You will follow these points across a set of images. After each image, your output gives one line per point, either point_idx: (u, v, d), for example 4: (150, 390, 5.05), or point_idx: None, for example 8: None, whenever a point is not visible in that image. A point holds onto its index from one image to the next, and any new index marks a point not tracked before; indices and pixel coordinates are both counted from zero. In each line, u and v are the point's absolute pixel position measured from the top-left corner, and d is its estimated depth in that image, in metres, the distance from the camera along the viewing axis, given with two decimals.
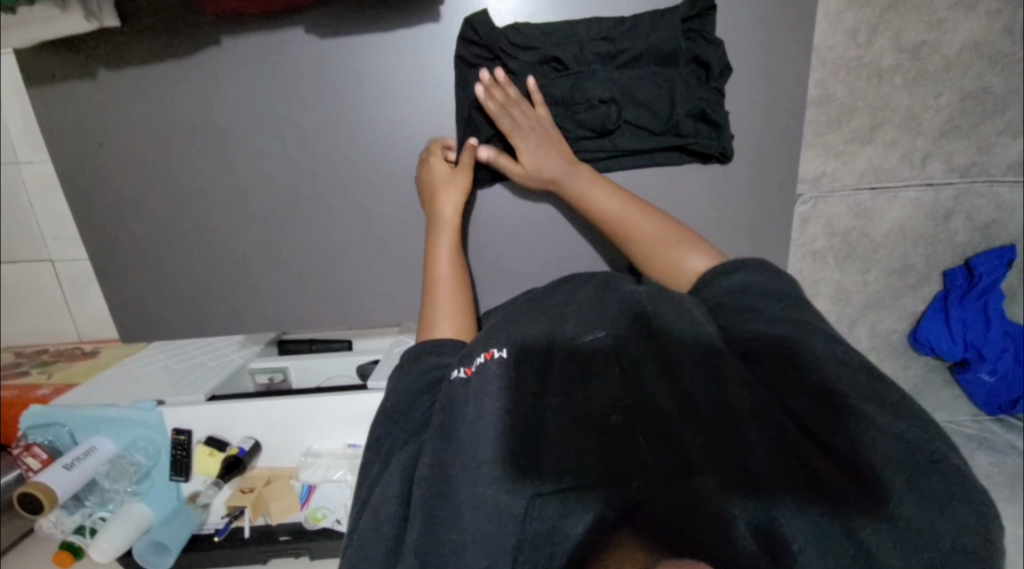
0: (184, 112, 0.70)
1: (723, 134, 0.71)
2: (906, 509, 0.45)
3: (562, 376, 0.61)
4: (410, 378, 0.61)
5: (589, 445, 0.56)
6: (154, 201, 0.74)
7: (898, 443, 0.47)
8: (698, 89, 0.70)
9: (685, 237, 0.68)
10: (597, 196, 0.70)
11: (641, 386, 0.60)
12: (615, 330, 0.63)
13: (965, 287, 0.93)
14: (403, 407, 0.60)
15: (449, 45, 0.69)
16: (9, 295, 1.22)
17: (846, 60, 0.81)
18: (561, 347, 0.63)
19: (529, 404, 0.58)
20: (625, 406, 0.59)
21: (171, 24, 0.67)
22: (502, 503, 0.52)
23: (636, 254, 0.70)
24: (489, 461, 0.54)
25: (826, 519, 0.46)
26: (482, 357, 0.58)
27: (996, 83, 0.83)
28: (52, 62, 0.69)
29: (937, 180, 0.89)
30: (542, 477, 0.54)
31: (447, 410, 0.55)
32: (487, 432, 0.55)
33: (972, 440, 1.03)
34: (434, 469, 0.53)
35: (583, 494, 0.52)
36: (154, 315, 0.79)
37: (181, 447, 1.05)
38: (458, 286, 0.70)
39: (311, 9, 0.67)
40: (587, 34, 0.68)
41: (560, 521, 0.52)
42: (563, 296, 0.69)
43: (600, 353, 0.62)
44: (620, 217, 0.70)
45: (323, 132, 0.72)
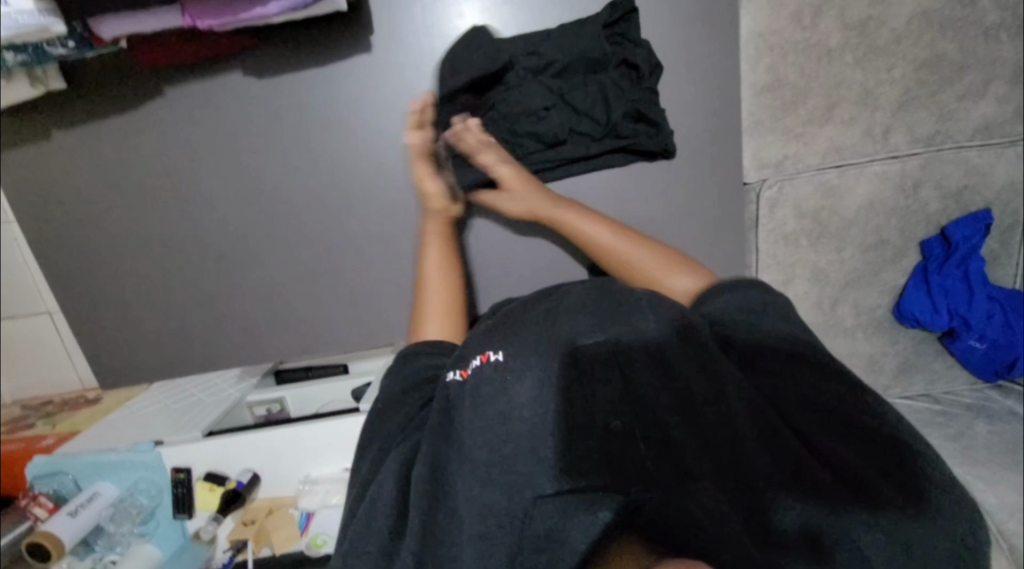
0: (139, 160, 0.72)
1: (662, 131, 0.73)
2: (894, 517, 0.46)
3: (558, 380, 0.54)
4: (404, 380, 0.60)
5: (589, 449, 0.52)
6: (123, 249, 0.76)
7: (878, 443, 0.49)
8: (633, 91, 0.72)
9: (663, 263, 0.69)
10: (590, 229, 0.72)
11: (641, 388, 0.56)
12: (617, 329, 0.58)
13: (942, 256, 0.92)
14: (388, 406, 0.58)
15: (384, 73, 0.71)
16: (12, 349, 1.25)
17: (793, 43, 0.81)
18: (559, 346, 0.56)
19: (530, 405, 0.53)
20: (624, 411, 0.55)
21: (126, 79, 0.70)
22: (500, 506, 0.49)
23: (622, 275, 0.71)
24: (484, 460, 0.51)
25: (840, 525, 0.47)
26: (477, 360, 0.55)
27: (950, 50, 0.83)
28: (18, 126, 0.72)
29: (902, 152, 0.88)
30: (545, 476, 0.49)
31: (443, 413, 0.53)
32: (481, 438, 0.52)
33: (971, 409, 1.01)
34: (432, 467, 0.51)
35: (577, 494, 0.47)
36: (134, 360, 0.81)
37: (181, 485, 1.07)
38: (451, 285, 0.72)
39: (249, 52, 0.69)
40: (517, 49, 0.70)
41: (560, 525, 0.46)
42: (556, 297, 0.63)
43: (598, 355, 0.56)
44: (606, 246, 0.71)
45: (273, 169, 0.73)
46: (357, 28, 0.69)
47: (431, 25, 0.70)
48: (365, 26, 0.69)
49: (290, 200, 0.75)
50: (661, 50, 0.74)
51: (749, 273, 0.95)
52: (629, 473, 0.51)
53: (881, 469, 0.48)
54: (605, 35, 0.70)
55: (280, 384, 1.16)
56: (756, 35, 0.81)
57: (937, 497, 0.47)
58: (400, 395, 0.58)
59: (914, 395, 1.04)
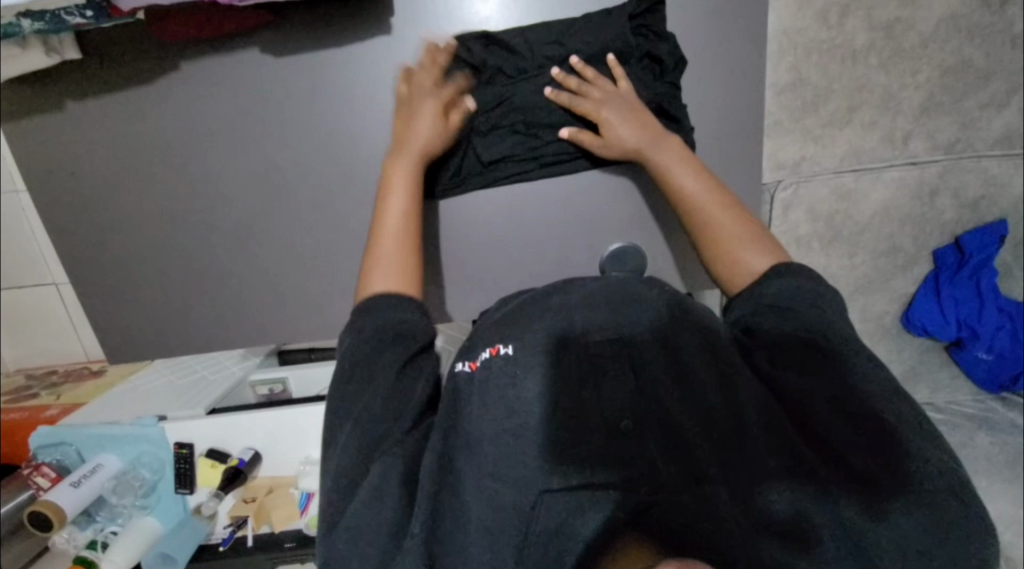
0: (150, 134, 0.72)
1: (683, 127, 0.72)
2: (896, 512, 0.46)
3: (570, 377, 0.52)
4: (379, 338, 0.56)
5: (595, 450, 0.49)
6: (132, 224, 0.76)
7: (886, 443, 0.47)
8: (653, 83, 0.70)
9: (743, 233, 0.63)
10: (682, 174, 0.66)
11: (651, 387, 0.52)
12: (626, 326, 0.55)
13: (955, 265, 0.91)
14: (366, 364, 0.54)
15: (402, 56, 0.70)
16: (17, 318, 1.25)
17: (818, 42, 0.80)
18: (567, 342, 0.54)
19: (536, 401, 0.51)
20: (635, 410, 0.51)
21: (141, 52, 0.69)
22: (505, 504, 0.48)
23: (707, 241, 0.65)
24: (491, 454, 0.50)
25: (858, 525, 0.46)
26: (488, 352, 0.54)
27: (976, 56, 0.81)
28: (29, 95, 0.71)
29: (921, 159, 0.87)
30: (551, 471, 0.48)
31: (449, 406, 0.54)
32: (489, 430, 0.51)
33: (973, 420, 1.01)
34: (439, 463, 0.51)
35: (585, 492, 0.48)
36: (139, 336, 0.81)
37: (184, 461, 1.08)
38: (408, 224, 0.65)
39: (265, 29, 0.68)
40: (538, 38, 0.69)
41: (568, 519, 0.47)
42: (567, 289, 0.58)
43: (608, 353, 0.53)
44: (698, 200, 0.65)
45: (286, 150, 0.73)
46: (376, 11, 0.69)
47: (452, 12, 0.70)
48: (385, 10, 0.69)
49: (302, 183, 0.74)
50: (682, 44, 0.73)
51: None
52: (639, 469, 0.48)
53: (887, 469, 0.47)
54: (628, 26, 0.69)
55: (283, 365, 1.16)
56: (780, 32, 0.80)
57: (939, 495, 0.46)
58: (376, 354, 0.55)
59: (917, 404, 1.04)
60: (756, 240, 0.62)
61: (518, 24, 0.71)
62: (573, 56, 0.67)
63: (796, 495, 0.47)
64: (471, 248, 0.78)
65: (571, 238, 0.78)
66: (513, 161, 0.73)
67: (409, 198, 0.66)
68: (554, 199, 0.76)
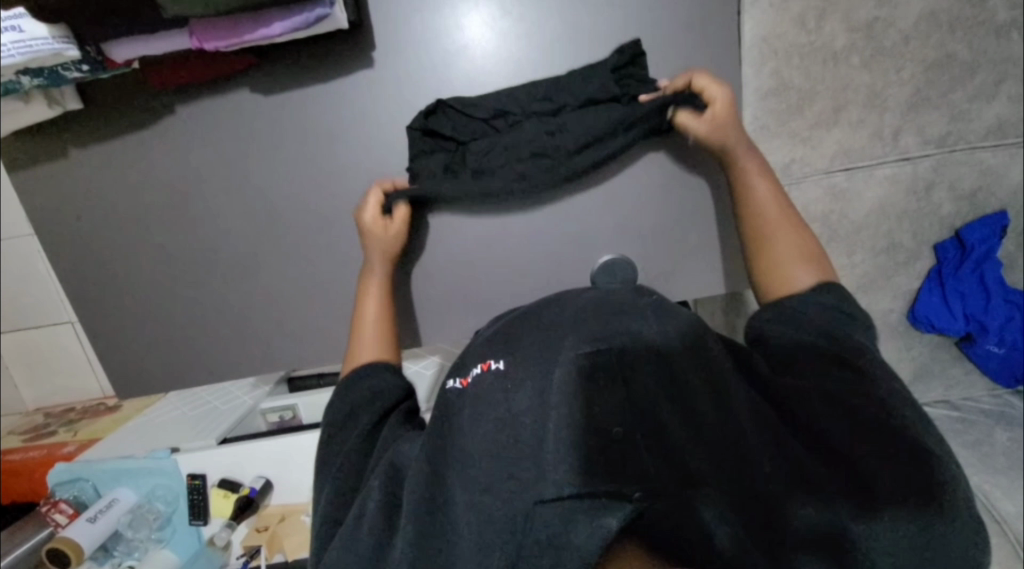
0: (152, 176, 0.75)
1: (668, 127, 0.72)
2: (895, 505, 0.46)
3: (560, 389, 0.50)
4: (355, 394, 0.64)
5: (591, 461, 0.47)
6: (135, 261, 0.78)
7: (889, 441, 0.47)
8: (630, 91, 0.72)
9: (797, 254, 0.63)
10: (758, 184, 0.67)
11: (643, 396, 0.50)
12: (619, 334, 0.52)
13: (958, 258, 0.90)
14: (344, 418, 0.62)
15: (386, 85, 0.73)
16: (36, 358, 1.29)
17: (798, 46, 0.81)
18: (561, 352, 0.52)
19: (531, 412, 0.51)
20: (632, 417, 0.49)
21: (140, 98, 0.72)
22: (497, 517, 0.48)
23: (771, 267, 0.64)
24: (482, 470, 0.50)
25: (843, 517, 0.47)
26: (478, 368, 0.56)
27: (959, 50, 0.81)
28: (39, 145, 0.74)
29: (913, 153, 0.87)
30: (545, 481, 0.47)
31: (442, 417, 0.56)
32: (482, 444, 0.51)
33: (990, 416, 0.99)
34: (432, 472, 0.53)
35: (589, 502, 0.45)
36: (148, 371, 0.83)
37: (197, 492, 1.09)
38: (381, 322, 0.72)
39: (255, 70, 0.71)
40: (527, 98, 0.72)
41: (564, 532, 0.45)
42: (560, 304, 0.59)
43: (604, 361, 0.51)
44: (765, 212, 0.66)
45: (278, 181, 0.75)
46: (359, 45, 0.72)
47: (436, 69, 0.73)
48: (368, 44, 0.71)
49: (295, 215, 0.76)
50: (660, 58, 0.75)
51: None
52: (637, 475, 0.46)
53: (891, 467, 0.47)
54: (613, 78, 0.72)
55: (292, 392, 1.16)
56: (760, 39, 0.81)
57: (923, 490, 0.46)
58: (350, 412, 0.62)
59: (932, 402, 1.02)
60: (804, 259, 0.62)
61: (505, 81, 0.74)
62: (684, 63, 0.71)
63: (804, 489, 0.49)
64: (461, 270, 0.80)
65: (564, 252, 0.79)
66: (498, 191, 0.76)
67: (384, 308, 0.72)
68: (543, 214, 0.78)
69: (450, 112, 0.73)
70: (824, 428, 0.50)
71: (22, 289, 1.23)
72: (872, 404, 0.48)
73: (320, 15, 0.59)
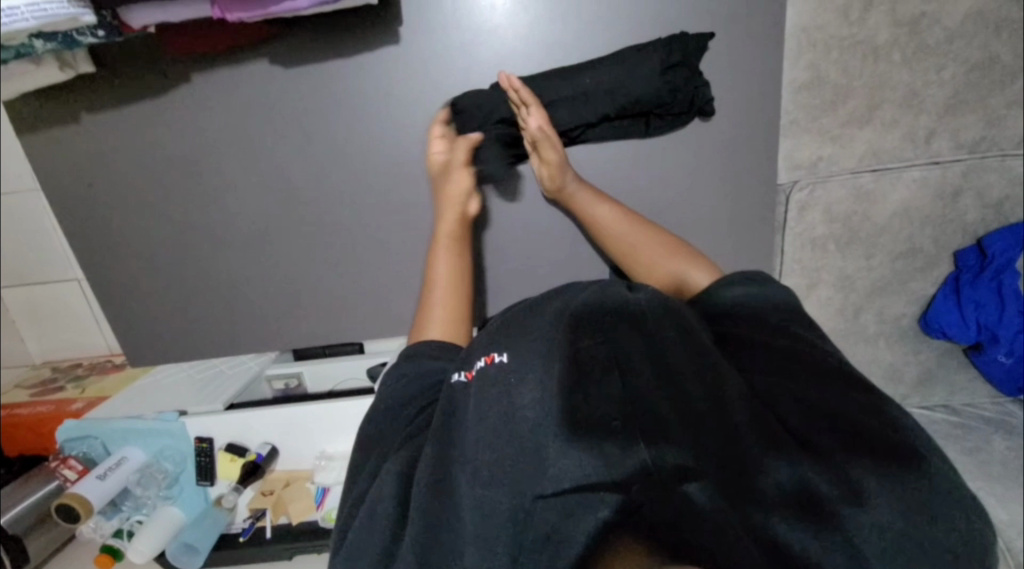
0: (165, 143, 0.73)
1: (700, 93, 0.71)
2: (877, 495, 0.47)
3: (558, 381, 0.53)
4: (405, 382, 0.61)
5: (589, 450, 0.50)
6: (147, 229, 0.77)
7: (861, 433, 0.49)
8: (661, 88, 0.69)
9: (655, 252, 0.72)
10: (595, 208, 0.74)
11: (638, 388, 0.52)
12: (609, 336, 0.55)
13: (976, 267, 0.89)
14: (393, 405, 0.60)
15: (411, 64, 0.70)
16: (43, 313, 1.29)
17: (838, 39, 0.77)
18: (562, 348, 0.55)
19: (533, 404, 0.53)
20: (628, 413, 0.51)
21: (152, 61, 0.69)
22: (501, 503, 0.50)
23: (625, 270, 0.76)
24: (488, 455, 0.51)
25: (835, 527, 0.47)
26: (482, 362, 0.57)
27: (1005, 52, 0.78)
28: (44, 106, 0.72)
29: (943, 158, 0.85)
30: (546, 475, 0.50)
31: (449, 409, 0.56)
32: (488, 429, 0.52)
33: (990, 424, 1.00)
34: (438, 461, 0.53)
35: (582, 494, 0.49)
36: (160, 341, 0.84)
37: (204, 454, 1.11)
38: (456, 286, 0.72)
39: (273, 41, 0.68)
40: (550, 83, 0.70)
41: (561, 523, 0.49)
42: (562, 300, 0.60)
43: (599, 361, 0.54)
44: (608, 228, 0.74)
45: (296, 156, 0.73)
46: (381, 22, 0.68)
47: (457, 35, 0.69)
48: (391, 20, 0.68)
49: (313, 192, 0.75)
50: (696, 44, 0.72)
51: (772, 274, 0.93)
52: (635, 466, 0.49)
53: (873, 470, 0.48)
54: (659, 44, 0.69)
55: (298, 359, 1.15)
56: (798, 29, 0.77)
57: (915, 493, 0.47)
58: (402, 393, 0.61)
59: (934, 406, 1.03)
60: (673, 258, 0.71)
61: (530, 50, 0.71)
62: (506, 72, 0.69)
63: (796, 482, 0.48)
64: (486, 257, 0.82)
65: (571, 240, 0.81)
66: (497, 182, 0.78)
67: (456, 266, 0.73)
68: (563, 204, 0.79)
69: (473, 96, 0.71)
70: (814, 437, 0.50)
71: (29, 244, 1.22)
72: (857, 410, 0.50)
73: None
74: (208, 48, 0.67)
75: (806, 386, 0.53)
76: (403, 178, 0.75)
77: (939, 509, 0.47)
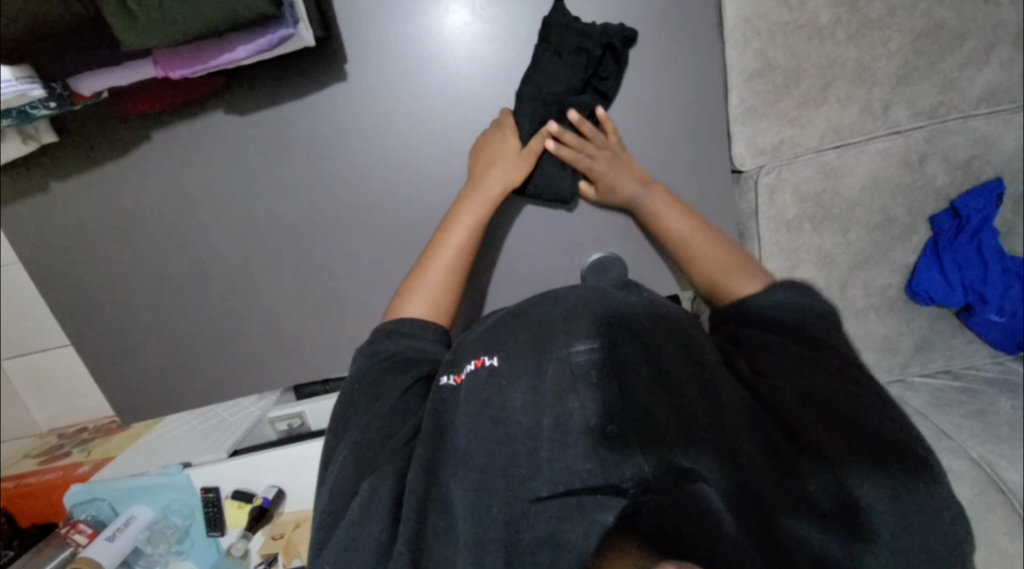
0: (138, 201, 0.74)
1: (606, 28, 0.70)
2: (875, 495, 0.47)
3: (553, 385, 0.53)
4: (383, 363, 0.60)
5: (582, 456, 0.51)
6: (128, 285, 0.78)
7: (850, 423, 0.49)
8: (576, 58, 0.70)
9: (725, 262, 0.69)
10: (666, 214, 0.72)
11: (634, 393, 0.52)
12: (605, 340, 0.54)
13: (954, 230, 0.89)
14: (371, 386, 0.58)
15: (364, 96, 0.72)
16: (44, 381, 1.30)
17: (781, 25, 0.79)
18: (552, 355, 0.54)
19: (524, 408, 0.53)
20: (625, 419, 0.52)
21: (121, 124, 0.72)
22: (491, 512, 0.50)
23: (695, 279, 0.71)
24: (477, 463, 0.51)
25: (835, 527, 0.48)
26: (471, 365, 0.55)
27: (948, 17, 0.80)
28: (17, 179, 0.74)
29: (904, 126, 0.86)
30: (542, 478, 0.50)
31: (435, 415, 0.54)
32: (478, 440, 0.52)
33: (993, 385, 0.99)
34: (425, 479, 0.51)
35: (584, 497, 0.50)
36: (150, 394, 0.84)
37: (212, 504, 1.11)
38: (459, 268, 0.70)
39: (231, 91, 0.71)
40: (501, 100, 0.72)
41: (559, 528, 0.49)
42: (549, 302, 0.59)
43: (592, 366, 0.53)
44: (679, 236, 0.72)
45: (265, 196, 0.75)
46: (333, 60, 0.71)
47: (402, 62, 0.71)
48: (343, 59, 0.71)
49: (286, 229, 0.76)
50: (643, 46, 0.73)
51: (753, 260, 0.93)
52: (634, 470, 0.50)
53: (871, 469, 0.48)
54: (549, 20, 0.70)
55: (300, 398, 1.13)
56: (742, 20, 0.79)
57: (913, 493, 0.47)
58: (376, 379, 0.59)
59: (934, 373, 1.02)
60: (742, 266, 0.68)
61: (477, 69, 0.72)
62: (573, 111, 0.71)
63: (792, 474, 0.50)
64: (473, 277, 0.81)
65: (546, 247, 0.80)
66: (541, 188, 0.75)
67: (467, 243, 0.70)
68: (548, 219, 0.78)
69: (428, 121, 0.73)
70: (807, 427, 0.51)
71: (25, 314, 1.23)
72: (863, 411, 0.49)
73: (282, 36, 0.59)
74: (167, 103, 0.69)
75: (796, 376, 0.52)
76: (372, 204, 0.76)
77: (930, 508, 0.47)
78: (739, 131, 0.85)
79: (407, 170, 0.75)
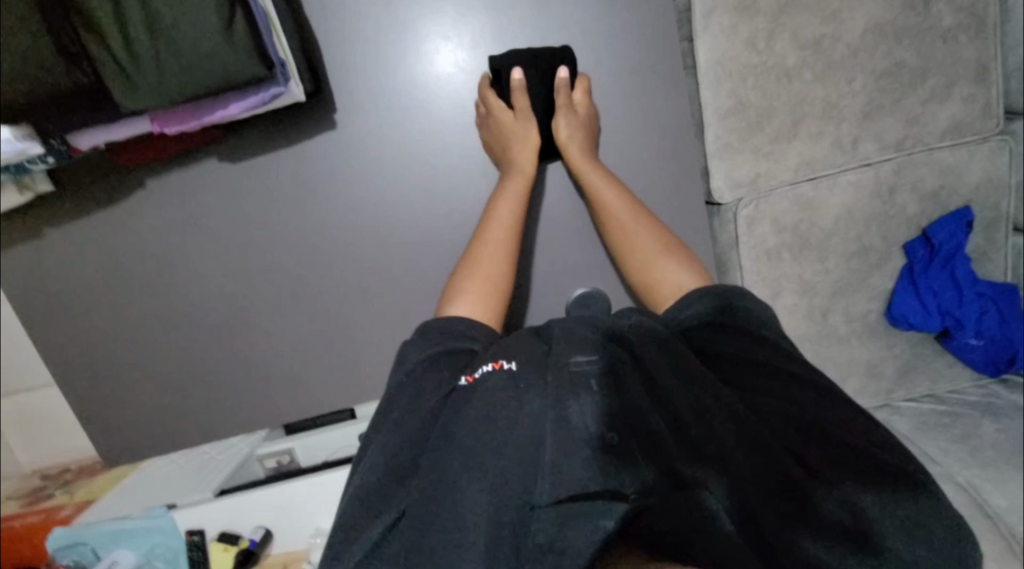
0: (130, 243, 0.76)
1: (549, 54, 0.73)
2: (875, 511, 0.47)
3: (552, 394, 0.51)
4: (424, 362, 0.61)
5: (584, 467, 0.47)
6: (120, 324, 0.79)
7: (838, 440, 0.50)
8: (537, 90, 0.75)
9: (659, 250, 0.72)
10: (607, 194, 0.74)
11: (631, 399, 0.50)
12: (605, 355, 0.53)
13: (927, 257, 0.92)
14: (405, 389, 0.59)
15: (353, 131, 0.74)
16: (30, 420, 1.28)
17: (751, 67, 0.84)
18: (553, 368, 0.53)
19: (525, 421, 0.51)
20: (620, 423, 0.49)
21: (117, 170, 0.74)
22: (495, 531, 0.46)
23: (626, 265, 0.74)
24: (480, 476, 0.48)
25: (848, 549, 0.45)
26: (489, 366, 0.56)
27: (908, 57, 0.85)
28: (12, 223, 0.75)
29: (874, 159, 0.90)
30: (541, 485, 0.47)
31: (446, 426, 0.53)
32: (477, 456, 0.49)
33: (978, 408, 1.02)
34: (426, 503, 0.48)
35: (585, 502, 0.45)
36: (138, 437, 0.83)
37: (196, 548, 1.08)
38: (502, 263, 0.71)
39: (223, 139, 0.73)
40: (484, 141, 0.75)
41: (559, 533, 0.45)
42: (545, 335, 0.59)
43: (587, 378, 0.51)
44: (618, 219, 0.74)
45: (263, 227, 0.76)
46: (320, 109, 0.73)
47: (387, 107, 0.74)
48: (330, 105, 0.73)
49: (279, 257, 0.77)
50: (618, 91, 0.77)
51: None
52: (636, 478, 0.46)
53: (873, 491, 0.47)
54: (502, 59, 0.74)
55: (289, 434, 1.12)
56: (714, 62, 0.84)
57: (910, 513, 0.47)
58: (425, 375, 0.59)
59: (919, 397, 1.04)
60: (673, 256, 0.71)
61: (461, 115, 0.75)
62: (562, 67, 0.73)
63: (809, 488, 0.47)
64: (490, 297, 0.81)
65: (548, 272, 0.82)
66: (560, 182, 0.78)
67: (509, 238, 0.72)
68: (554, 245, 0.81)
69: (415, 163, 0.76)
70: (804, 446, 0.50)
71: (14, 353, 1.22)
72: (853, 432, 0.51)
73: (274, 93, 0.64)
74: (162, 151, 0.72)
75: (782, 397, 0.53)
76: (373, 231, 0.77)
77: (931, 531, 0.47)
78: (716, 166, 0.88)
79: (399, 203, 0.76)
